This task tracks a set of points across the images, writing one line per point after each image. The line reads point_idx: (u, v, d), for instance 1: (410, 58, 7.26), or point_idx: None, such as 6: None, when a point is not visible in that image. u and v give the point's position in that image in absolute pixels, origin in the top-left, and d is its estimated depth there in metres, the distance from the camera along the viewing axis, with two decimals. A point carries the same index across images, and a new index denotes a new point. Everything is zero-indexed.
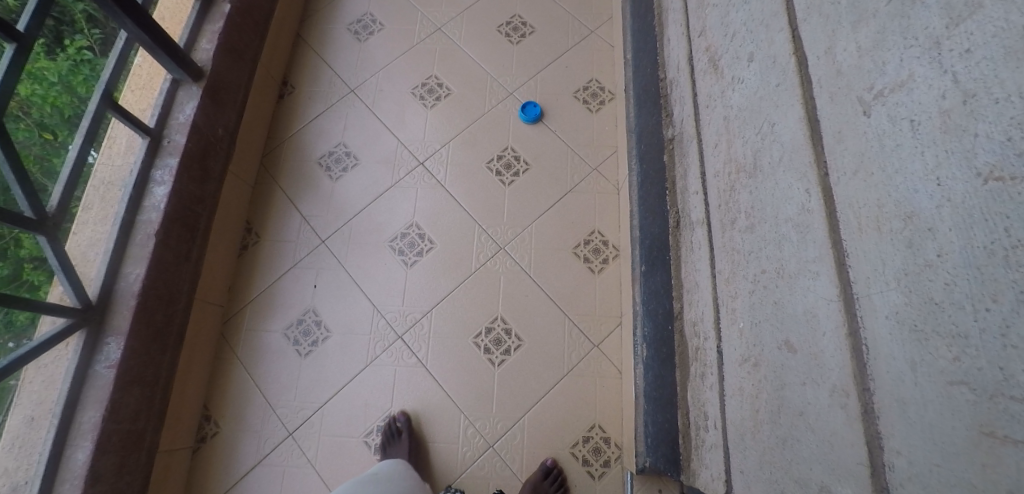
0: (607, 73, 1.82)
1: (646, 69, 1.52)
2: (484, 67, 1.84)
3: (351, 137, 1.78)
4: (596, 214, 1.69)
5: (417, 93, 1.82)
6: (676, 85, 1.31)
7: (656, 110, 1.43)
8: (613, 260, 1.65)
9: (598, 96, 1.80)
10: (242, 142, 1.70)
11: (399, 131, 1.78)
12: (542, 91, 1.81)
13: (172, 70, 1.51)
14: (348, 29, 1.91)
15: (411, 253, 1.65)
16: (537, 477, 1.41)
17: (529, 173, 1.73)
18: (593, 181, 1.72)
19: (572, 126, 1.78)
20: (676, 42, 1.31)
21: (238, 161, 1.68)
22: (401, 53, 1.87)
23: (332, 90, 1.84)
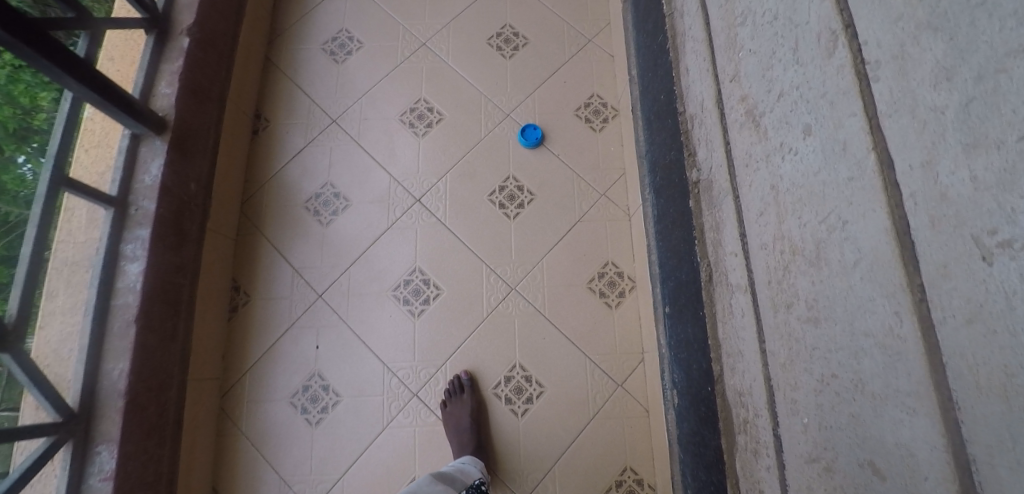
0: (609, 87, 1.70)
1: (657, 94, 1.41)
2: (477, 86, 1.68)
3: (337, 176, 1.63)
4: (608, 243, 1.60)
5: (406, 120, 1.66)
6: (701, 124, 1.20)
7: (674, 144, 1.33)
8: (630, 292, 1.57)
9: (601, 113, 1.68)
10: (219, 193, 1.54)
11: (390, 165, 1.64)
12: (542, 111, 1.67)
13: (129, 126, 1.31)
14: (322, 49, 1.72)
15: (417, 301, 1.55)
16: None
17: (535, 204, 1.62)
18: (602, 208, 1.62)
19: (576, 149, 1.66)
20: (699, 76, 1.20)
21: (217, 215, 1.54)
22: (384, 75, 1.69)
23: (311, 122, 1.67)
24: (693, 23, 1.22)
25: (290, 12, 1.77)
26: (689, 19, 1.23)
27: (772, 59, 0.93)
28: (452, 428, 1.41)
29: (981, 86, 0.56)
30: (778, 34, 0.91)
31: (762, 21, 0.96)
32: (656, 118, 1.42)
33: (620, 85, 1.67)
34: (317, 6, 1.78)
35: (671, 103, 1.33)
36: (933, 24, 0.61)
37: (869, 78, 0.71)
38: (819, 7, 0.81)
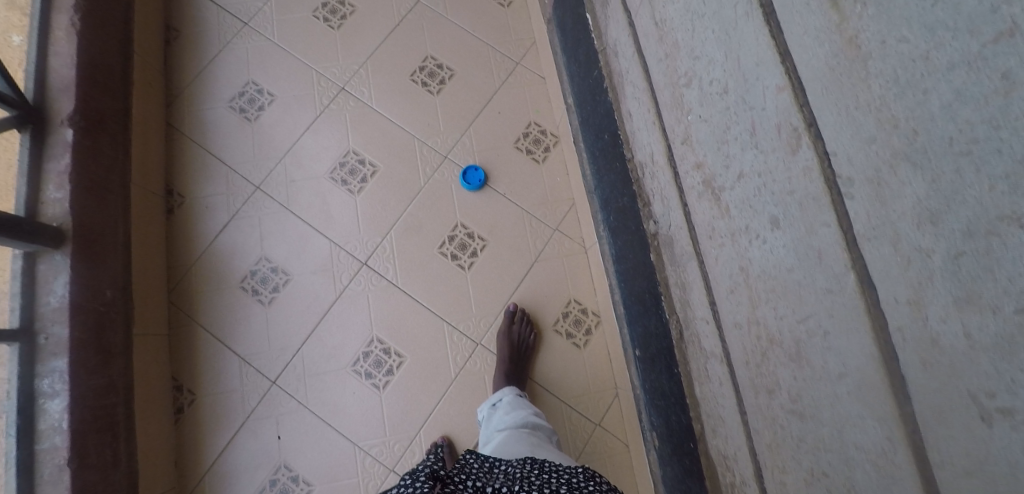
0: (546, 113, 1.59)
1: (598, 132, 1.32)
2: (408, 129, 1.55)
3: (271, 247, 1.49)
4: (568, 281, 1.54)
5: (337, 177, 1.52)
6: (653, 177, 1.13)
7: (624, 190, 1.26)
8: (597, 328, 1.52)
9: (541, 142, 1.58)
10: (141, 287, 1.36)
11: (328, 228, 1.50)
12: (480, 149, 1.56)
13: (22, 247, 1.11)
14: (230, 107, 1.56)
15: (380, 373, 1.45)
16: (505, 323, 1.47)
17: (488, 249, 1.53)
18: (557, 243, 1.55)
19: (521, 184, 1.56)
20: (643, 126, 1.12)
21: (144, 312, 1.36)
22: (304, 129, 1.54)
23: (232, 191, 1.51)
24: (629, 68, 1.13)
25: (186, 69, 1.59)
26: (625, 62, 1.14)
27: (725, 133, 0.87)
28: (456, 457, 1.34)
29: (971, 242, 0.51)
30: (729, 109, 0.85)
31: (709, 89, 0.89)
32: (600, 158, 1.34)
33: (556, 111, 1.56)
34: (213, 58, 1.60)
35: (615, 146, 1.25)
36: (911, 158, 0.56)
37: (841, 190, 0.66)
38: (775, 96, 0.74)
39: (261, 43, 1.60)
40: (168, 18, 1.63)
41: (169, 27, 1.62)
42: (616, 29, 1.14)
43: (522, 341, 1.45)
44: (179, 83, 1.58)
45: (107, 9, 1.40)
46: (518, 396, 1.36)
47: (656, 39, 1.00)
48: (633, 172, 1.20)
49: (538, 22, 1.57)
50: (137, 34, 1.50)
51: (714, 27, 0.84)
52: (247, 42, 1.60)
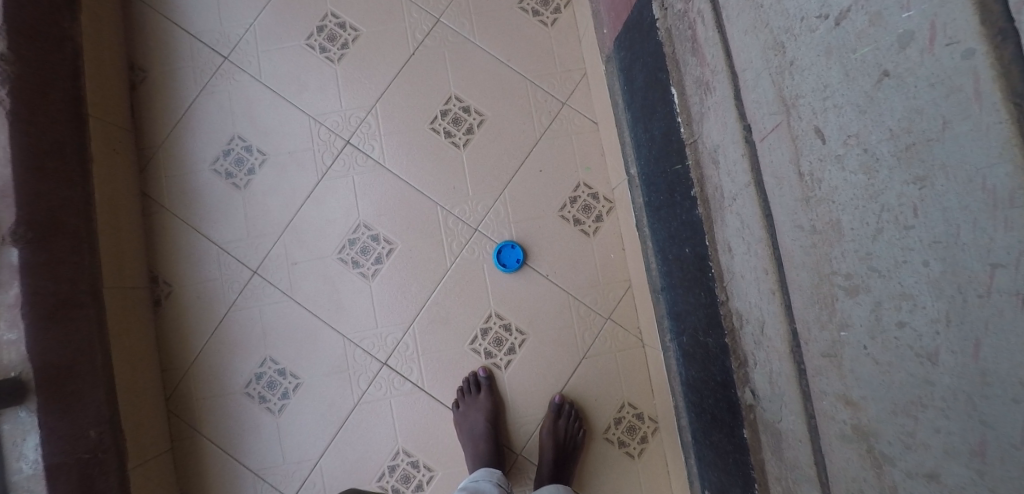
0: (598, 171, 1.32)
1: (681, 235, 0.99)
2: (425, 192, 1.31)
3: (276, 346, 1.32)
4: (621, 380, 1.32)
5: (347, 258, 1.30)
6: (762, 349, 0.81)
7: (709, 327, 0.95)
8: (654, 435, 1.31)
9: (592, 209, 1.32)
10: (129, 405, 1.23)
11: (338, 320, 1.30)
12: (519, 220, 1.31)
13: None
14: (214, 170, 1.35)
15: (409, 489, 1.28)
16: (551, 417, 1.26)
17: (528, 344, 1.31)
18: (608, 335, 1.31)
19: (568, 263, 1.31)
20: (751, 278, 0.79)
21: (137, 433, 1.23)
22: (305, 198, 1.32)
23: (227, 275, 1.33)
24: (738, 196, 0.77)
25: (157, 121, 1.37)
26: (731, 183, 0.79)
27: (917, 408, 0.53)
28: (464, 433, 1.25)
29: None
30: (935, 387, 0.51)
31: (892, 330, 0.55)
32: (681, 267, 1.02)
33: (611, 170, 1.30)
34: (190, 106, 1.37)
35: (707, 273, 0.93)
36: None
37: None
38: None
39: (244, 85, 1.36)
40: (131, 55, 1.38)
41: (134, 66, 1.37)
42: (724, 132, 0.78)
43: (571, 439, 1.25)
44: (153, 139, 1.36)
45: (49, 64, 1.14)
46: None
47: (801, 195, 0.63)
48: (723, 315, 0.90)
49: (589, 50, 1.30)
50: (90, 88, 1.24)
51: (927, 256, 0.48)
52: (229, 82, 1.36)
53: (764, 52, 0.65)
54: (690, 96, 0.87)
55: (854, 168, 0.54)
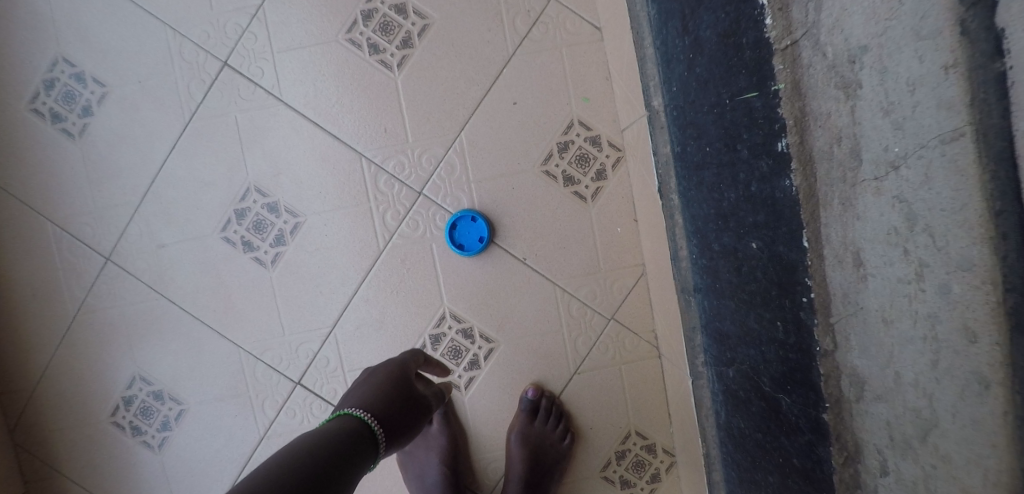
0: (601, 103, 0.88)
1: (741, 220, 0.58)
2: (343, 138, 0.88)
3: (148, 360, 0.93)
4: (627, 403, 0.93)
5: (234, 238, 0.89)
6: (914, 463, 0.41)
7: (785, 379, 0.56)
8: (668, 472, 0.95)
9: (590, 160, 0.89)
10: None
11: (228, 326, 0.91)
12: (482, 178, 0.89)
13: None
14: (33, 110, 0.90)
15: None
16: (521, 421, 0.90)
17: (497, 356, 0.91)
18: (611, 344, 0.92)
19: (556, 241, 0.90)
20: (912, 334, 0.39)
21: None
22: (168, 150, 0.89)
23: (73, 262, 0.91)
24: (916, 163, 0.35)
25: None
26: (893, 135, 0.36)
27: None
28: (413, 480, 0.90)
29: None
30: None
31: None
32: (737, 271, 0.61)
33: (620, 101, 0.86)
34: None
35: (791, 294, 0.51)
36: None
37: None
38: None
39: None
40: None
41: None
42: (895, 15, 0.34)
43: (548, 448, 0.90)
44: None
45: None
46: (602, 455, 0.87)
47: None
48: (822, 372, 0.50)
49: None
50: None
51: None
52: None
53: None
54: None
55: None
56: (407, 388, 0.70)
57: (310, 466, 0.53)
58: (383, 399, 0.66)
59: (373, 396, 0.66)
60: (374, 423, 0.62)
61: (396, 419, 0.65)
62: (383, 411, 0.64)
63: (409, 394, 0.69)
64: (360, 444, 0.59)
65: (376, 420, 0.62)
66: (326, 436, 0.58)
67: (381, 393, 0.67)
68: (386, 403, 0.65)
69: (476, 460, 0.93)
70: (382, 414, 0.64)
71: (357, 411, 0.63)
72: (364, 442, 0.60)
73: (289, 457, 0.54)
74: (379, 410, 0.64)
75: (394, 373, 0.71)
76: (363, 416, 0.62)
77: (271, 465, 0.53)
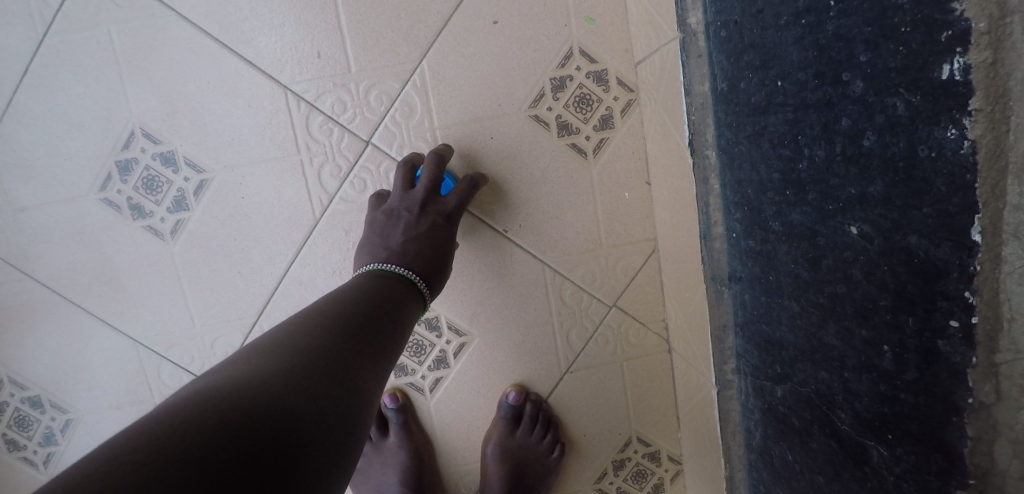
0: (610, 25, 0.67)
1: (833, 190, 0.39)
2: (261, 64, 0.65)
3: (16, 357, 0.71)
4: (630, 406, 0.77)
5: (117, 200, 0.67)
6: None
7: (886, 426, 0.38)
8: (674, 484, 0.79)
9: (593, 102, 0.68)
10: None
11: (118, 315, 0.70)
12: (452, 122, 0.67)
13: None
14: None
15: None
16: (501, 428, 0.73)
17: (470, 351, 0.73)
18: (612, 336, 0.74)
19: (546, 208, 0.70)
20: None
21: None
22: (20, 76, 0.65)
23: None
24: None
25: None
26: None
27: None
28: None
29: None
30: None
31: None
32: (813, 263, 0.42)
33: (636, 22, 0.64)
34: None
35: (923, 312, 0.33)
36: None
37: None
38: None
39: None
40: None
41: None
42: None
43: (533, 460, 0.73)
44: None
45: None
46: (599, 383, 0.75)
47: None
48: (968, 433, 0.32)
49: None
50: None
51: None
52: None
53: None
54: None
55: None
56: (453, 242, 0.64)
57: (394, 322, 0.51)
58: (430, 253, 0.61)
59: (419, 249, 0.61)
60: (418, 280, 0.59)
61: (439, 275, 0.61)
62: (430, 272, 0.60)
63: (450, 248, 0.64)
64: (405, 298, 0.56)
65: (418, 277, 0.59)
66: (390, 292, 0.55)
67: (429, 254, 0.61)
68: (430, 257, 0.61)
69: (445, 475, 0.76)
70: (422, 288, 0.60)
71: (401, 269, 0.58)
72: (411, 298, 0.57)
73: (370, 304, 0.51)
74: (422, 266, 0.60)
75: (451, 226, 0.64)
76: (408, 275, 0.58)
77: (352, 305, 0.49)
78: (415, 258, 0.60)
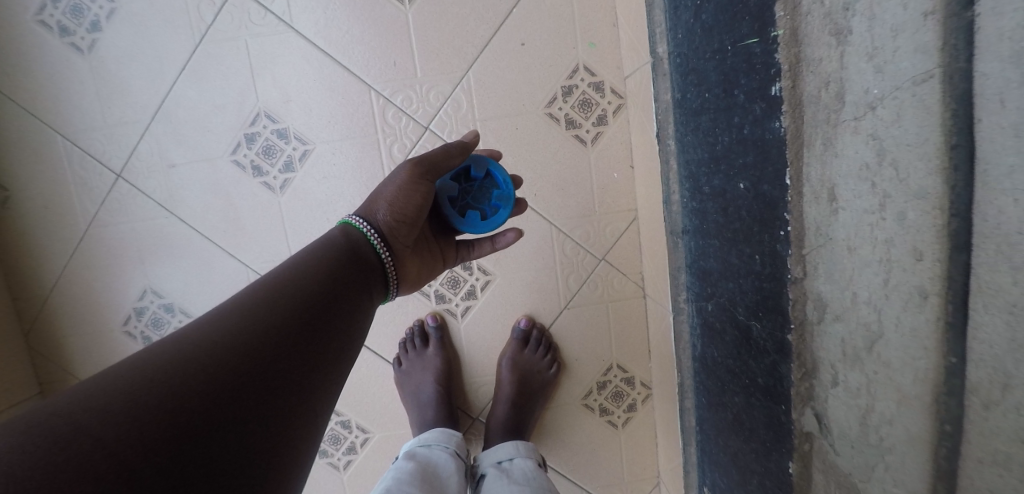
0: (607, 49, 0.91)
1: (733, 162, 0.62)
2: (353, 69, 0.90)
3: (158, 274, 0.97)
4: (613, 339, 1.00)
5: (244, 162, 0.92)
6: (860, 371, 0.48)
7: (758, 308, 0.62)
8: (643, 403, 1.03)
9: (592, 105, 0.92)
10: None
11: (237, 247, 0.95)
12: (488, 115, 0.92)
13: None
14: (41, 22, 0.91)
15: (338, 451, 1.04)
16: (513, 347, 0.97)
17: (493, 288, 0.98)
18: (601, 282, 0.98)
19: (554, 182, 0.94)
20: (870, 258, 0.44)
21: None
22: (178, 70, 0.90)
23: (84, 178, 0.95)
24: (891, 104, 0.40)
25: None
26: (870, 76, 0.41)
27: None
28: (409, 398, 0.97)
29: None
30: None
31: None
32: (724, 210, 0.66)
33: (626, 47, 0.88)
34: None
35: (771, 230, 0.57)
36: None
37: None
38: None
39: None
40: None
41: None
42: None
43: (536, 374, 0.97)
44: None
45: None
46: (591, 319, 1.00)
47: None
48: (790, 298, 0.56)
49: None
50: None
51: None
52: None
53: None
54: None
55: None
56: (417, 198, 0.68)
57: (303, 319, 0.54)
58: (389, 206, 0.67)
59: (380, 204, 0.68)
60: (370, 233, 0.66)
61: (396, 228, 0.67)
62: (386, 222, 0.67)
63: (413, 201, 0.68)
64: (352, 250, 0.64)
65: (372, 231, 0.67)
66: (311, 266, 0.59)
67: (387, 198, 0.68)
68: (389, 211, 0.67)
69: (467, 381, 1.02)
70: (391, 221, 0.67)
71: (357, 222, 0.67)
72: (360, 248, 0.65)
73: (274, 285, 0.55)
74: (378, 220, 0.67)
75: (411, 190, 0.68)
76: (363, 228, 0.67)
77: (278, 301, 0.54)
78: (374, 211, 0.68)
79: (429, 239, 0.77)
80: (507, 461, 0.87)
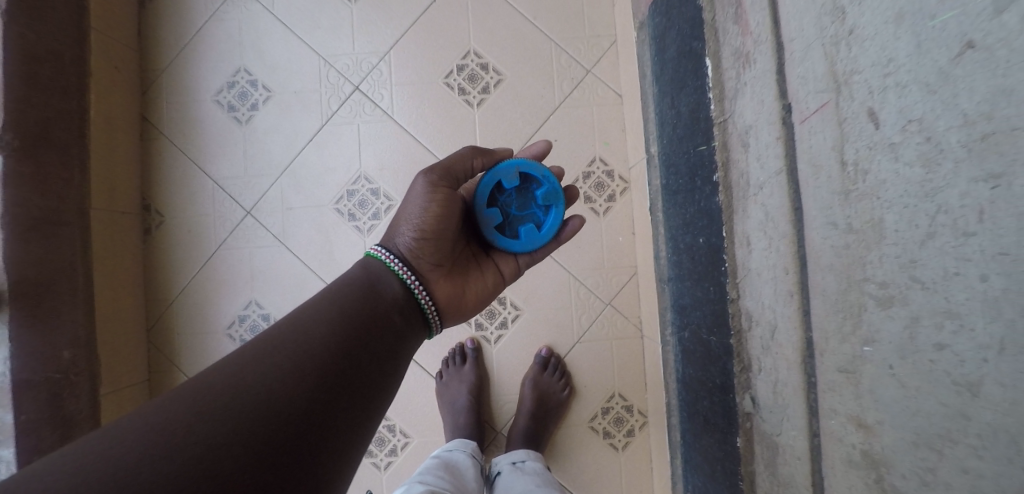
0: (617, 147, 1.25)
1: (696, 225, 0.92)
2: (432, 149, 1.24)
3: (262, 290, 1.27)
4: (616, 370, 1.26)
5: (344, 210, 1.25)
6: (769, 355, 0.75)
7: (714, 326, 0.89)
8: (640, 430, 1.25)
9: (605, 187, 1.24)
10: (106, 312, 1.20)
11: (328, 273, 1.25)
12: None
13: None
14: (217, 101, 1.29)
15: (382, 453, 1.26)
16: (535, 369, 1.22)
17: (521, 320, 1.25)
18: (607, 322, 1.25)
19: (574, 241, 1.24)
20: (767, 277, 0.72)
21: (113, 346, 1.22)
22: (306, 141, 1.26)
23: (220, 213, 1.28)
24: (768, 184, 0.70)
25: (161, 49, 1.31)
26: (759, 170, 0.71)
27: (944, 442, 0.47)
28: (446, 405, 1.21)
29: None
30: (970, 422, 0.44)
31: (926, 350, 0.48)
32: (692, 260, 0.95)
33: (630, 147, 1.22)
34: (201, 34, 1.30)
35: (718, 268, 0.86)
36: None
37: None
38: None
39: (257, 18, 1.29)
40: None
41: None
42: (761, 111, 0.69)
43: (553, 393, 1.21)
44: (156, 64, 1.31)
45: None
46: (599, 354, 1.25)
47: (840, 187, 0.56)
48: (731, 314, 0.83)
49: (621, 16, 1.21)
50: None
51: (987, 270, 0.41)
52: (240, 11, 1.29)
53: (819, 19, 0.57)
54: (726, 70, 0.78)
55: (909, 160, 0.47)
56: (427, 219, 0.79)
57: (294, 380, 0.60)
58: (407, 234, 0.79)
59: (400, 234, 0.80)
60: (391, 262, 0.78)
61: (416, 249, 0.79)
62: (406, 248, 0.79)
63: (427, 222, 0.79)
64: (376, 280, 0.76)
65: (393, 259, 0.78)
66: (336, 326, 0.68)
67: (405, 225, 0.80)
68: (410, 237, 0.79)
69: (495, 397, 1.26)
70: (411, 244, 0.79)
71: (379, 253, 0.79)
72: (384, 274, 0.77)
73: (288, 340, 0.64)
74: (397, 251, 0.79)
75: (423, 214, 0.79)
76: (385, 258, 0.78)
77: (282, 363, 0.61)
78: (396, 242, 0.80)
79: (465, 253, 0.88)
80: (520, 462, 1.09)
